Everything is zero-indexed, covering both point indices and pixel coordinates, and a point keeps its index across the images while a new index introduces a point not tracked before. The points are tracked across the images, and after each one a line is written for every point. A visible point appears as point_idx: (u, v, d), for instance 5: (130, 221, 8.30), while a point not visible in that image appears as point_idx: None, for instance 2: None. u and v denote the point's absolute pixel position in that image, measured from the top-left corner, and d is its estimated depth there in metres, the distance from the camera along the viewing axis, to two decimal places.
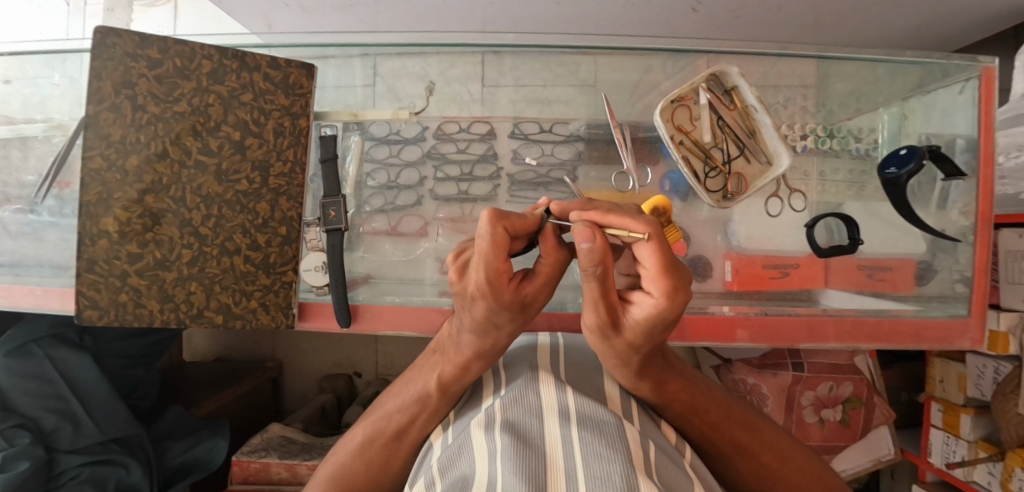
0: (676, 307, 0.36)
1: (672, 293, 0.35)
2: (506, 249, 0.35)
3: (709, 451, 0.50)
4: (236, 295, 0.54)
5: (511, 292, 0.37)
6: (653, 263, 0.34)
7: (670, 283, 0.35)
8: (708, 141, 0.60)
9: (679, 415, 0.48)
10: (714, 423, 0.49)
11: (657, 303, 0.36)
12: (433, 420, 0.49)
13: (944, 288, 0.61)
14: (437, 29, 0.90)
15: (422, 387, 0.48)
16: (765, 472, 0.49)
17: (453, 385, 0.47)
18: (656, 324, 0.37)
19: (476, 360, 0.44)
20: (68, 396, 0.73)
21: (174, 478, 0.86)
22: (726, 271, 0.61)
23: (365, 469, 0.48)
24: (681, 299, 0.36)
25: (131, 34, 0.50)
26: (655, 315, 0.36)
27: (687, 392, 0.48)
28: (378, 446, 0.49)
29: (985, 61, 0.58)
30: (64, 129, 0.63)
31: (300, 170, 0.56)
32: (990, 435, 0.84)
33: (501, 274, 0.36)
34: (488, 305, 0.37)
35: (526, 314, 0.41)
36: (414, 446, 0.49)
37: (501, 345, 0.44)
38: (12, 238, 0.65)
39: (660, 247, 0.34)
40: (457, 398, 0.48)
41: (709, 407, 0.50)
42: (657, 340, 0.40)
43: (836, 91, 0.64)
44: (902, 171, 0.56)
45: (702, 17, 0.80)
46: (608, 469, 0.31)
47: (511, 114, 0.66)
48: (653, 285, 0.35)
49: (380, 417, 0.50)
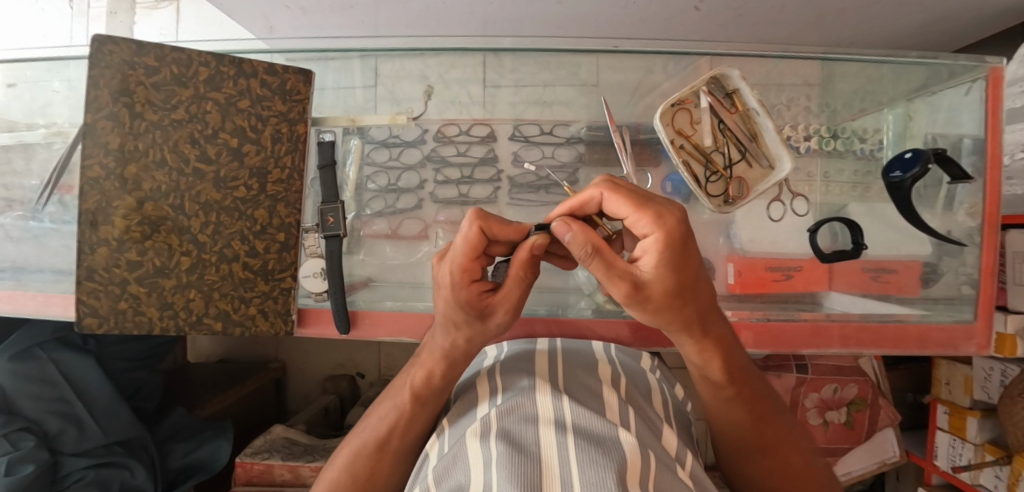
0: (676, 231, 0.30)
1: (653, 221, 0.30)
2: (475, 250, 0.36)
3: (732, 437, 0.48)
4: (235, 302, 0.55)
5: (472, 294, 0.38)
6: (625, 206, 0.32)
7: (647, 213, 0.30)
8: (709, 145, 0.59)
9: (726, 397, 0.45)
10: (757, 415, 0.46)
11: (656, 239, 0.30)
12: (411, 430, 0.49)
13: (950, 291, 0.60)
14: (436, 29, 0.90)
15: (398, 398, 0.49)
16: (787, 477, 0.45)
17: (427, 391, 0.48)
18: (670, 265, 0.31)
19: (445, 366, 0.46)
20: (73, 399, 0.73)
21: (177, 480, 0.86)
22: (728, 274, 0.61)
23: (350, 483, 0.47)
24: (672, 222, 0.30)
25: (127, 41, 0.49)
26: (661, 255, 0.30)
27: (745, 376, 0.44)
28: (362, 458, 0.48)
29: (992, 62, 0.56)
30: (65, 135, 0.63)
31: (298, 176, 0.56)
32: (997, 438, 0.83)
33: (466, 272, 0.37)
34: (449, 299, 0.38)
35: (486, 325, 0.41)
36: (398, 457, 0.49)
37: (465, 355, 0.45)
38: (14, 244, 0.65)
39: (618, 189, 0.32)
40: (432, 405, 0.49)
41: (760, 398, 0.46)
42: (690, 281, 0.33)
43: (840, 91, 0.63)
44: (907, 175, 0.55)
45: (704, 15, 0.79)
46: (602, 475, 0.30)
47: (510, 116, 0.65)
48: (639, 224, 0.31)
49: (362, 432, 0.50)
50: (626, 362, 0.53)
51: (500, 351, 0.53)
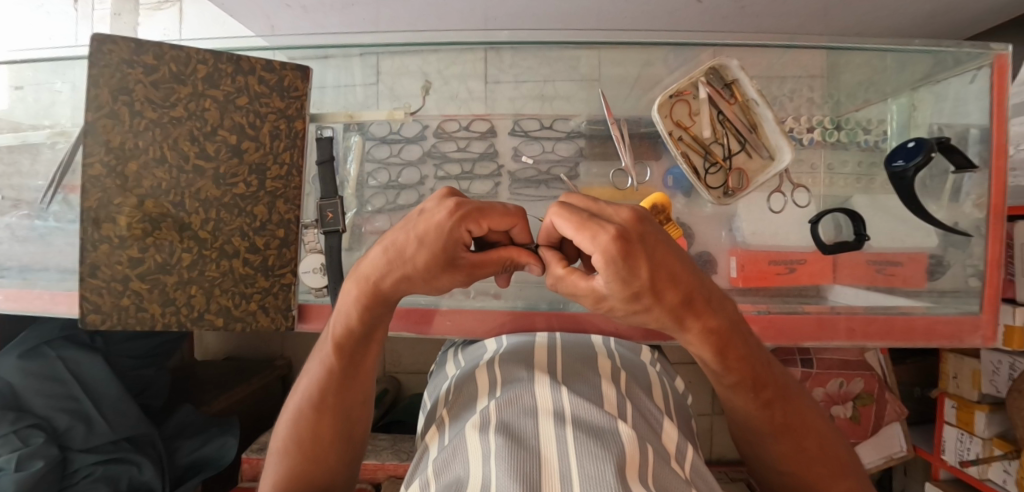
0: (614, 251, 0.25)
1: (589, 241, 0.26)
2: (501, 219, 0.37)
3: (742, 422, 0.44)
4: (235, 297, 0.55)
5: (461, 236, 0.35)
6: (569, 229, 0.28)
7: (585, 231, 0.26)
8: (708, 137, 0.59)
9: (730, 384, 0.40)
10: (767, 400, 0.41)
11: (596, 262, 0.26)
12: (348, 385, 0.45)
13: (957, 283, 0.59)
14: (438, 26, 0.90)
15: (324, 352, 0.45)
16: (804, 460, 0.42)
17: (348, 342, 0.43)
18: (621, 282, 0.26)
19: (360, 308, 0.41)
20: (81, 395, 0.75)
21: (185, 476, 0.87)
22: (730, 267, 0.60)
23: (295, 454, 0.44)
24: (608, 239, 0.25)
25: (126, 40, 0.49)
26: (605, 275, 0.26)
27: (750, 363, 0.39)
28: (303, 427, 0.44)
29: (997, 49, 0.55)
30: (68, 135, 0.64)
31: (297, 173, 0.56)
32: (1006, 433, 0.82)
33: (477, 226, 0.35)
34: (442, 226, 0.34)
35: (438, 278, 0.37)
36: (342, 416, 0.45)
37: (388, 298, 0.40)
38: (21, 244, 0.66)
39: (563, 210, 0.29)
40: (361, 355, 0.44)
41: (769, 383, 0.41)
42: (656, 290, 0.27)
43: (845, 82, 0.63)
44: (910, 165, 0.55)
45: (705, 7, 0.79)
46: (601, 468, 0.29)
47: (511, 112, 0.66)
48: (582, 249, 0.27)
49: (296, 397, 0.46)
50: (625, 356, 0.53)
51: (499, 345, 0.53)
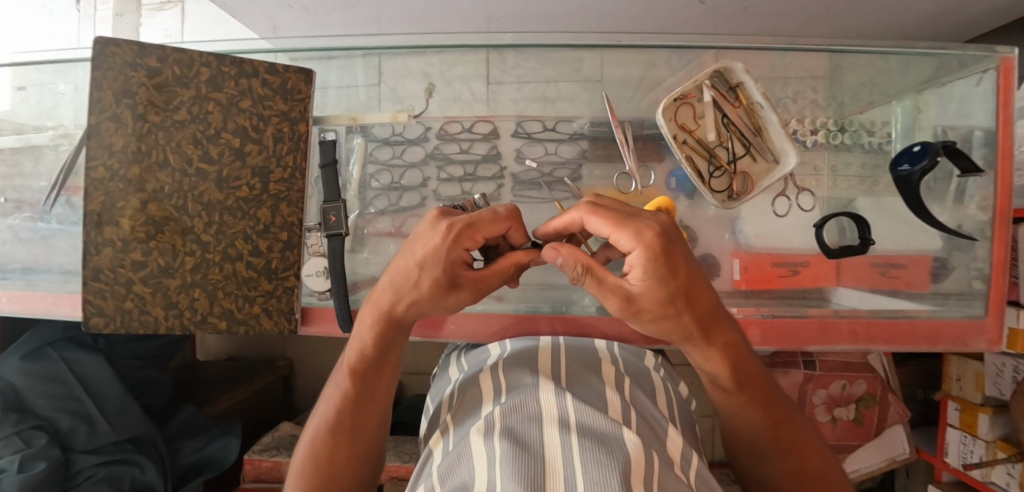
0: (658, 244, 0.29)
1: (632, 237, 0.29)
2: (495, 230, 0.36)
3: (747, 444, 0.45)
4: (239, 301, 0.55)
5: (458, 255, 0.35)
6: (605, 227, 0.30)
7: (626, 229, 0.29)
8: (712, 139, 0.59)
9: (740, 401, 0.42)
10: (776, 420, 0.43)
11: (638, 256, 0.29)
12: (365, 410, 0.45)
13: (961, 286, 0.59)
14: (440, 27, 0.90)
15: (341, 377, 0.46)
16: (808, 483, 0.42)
17: (365, 366, 0.44)
18: (659, 277, 0.30)
19: (376, 335, 0.42)
20: (84, 397, 0.75)
21: (187, 477, 0.87)
22: (734, 270, 0.60)
23: (310, 478, 0.43)
24: (652, 235, 0.29)
25: (129, 43, 0.49)
26: (647, 268, 0.29)
27: (759, 379, 0.41)
28: (320, 450, 0.44)
29: (1002, 52, 0.55)
30: (71, 137, 0.64)
31: (300, 176, 0.56)
32: (1009, 435, 0.81)
33: (472, 241, 0.36)
34: (438, 248, 0.34)
35: (445, 296, 0.38)
36: (358, 441, 0.45)
37: (402, 322, 0.41)
38: (23, 245, 0.66)
39: (597, 209, 0.31)
40: (376, 380, 0.45)
41: (778, 403, 0.43)
42: (684, 286, 0.31)
43: (849, 83, 0.62)
44: (915, 168, 0.54)
45: (708, 8, 0.79)
46: (606, 475, 0.29)
47: (513, 113, 0.65)
48: (621, 243, 0.29)
49: (314, 419, 0.46)
50: (629, 360, 0.53)
51: (503, 348, 0.53)
